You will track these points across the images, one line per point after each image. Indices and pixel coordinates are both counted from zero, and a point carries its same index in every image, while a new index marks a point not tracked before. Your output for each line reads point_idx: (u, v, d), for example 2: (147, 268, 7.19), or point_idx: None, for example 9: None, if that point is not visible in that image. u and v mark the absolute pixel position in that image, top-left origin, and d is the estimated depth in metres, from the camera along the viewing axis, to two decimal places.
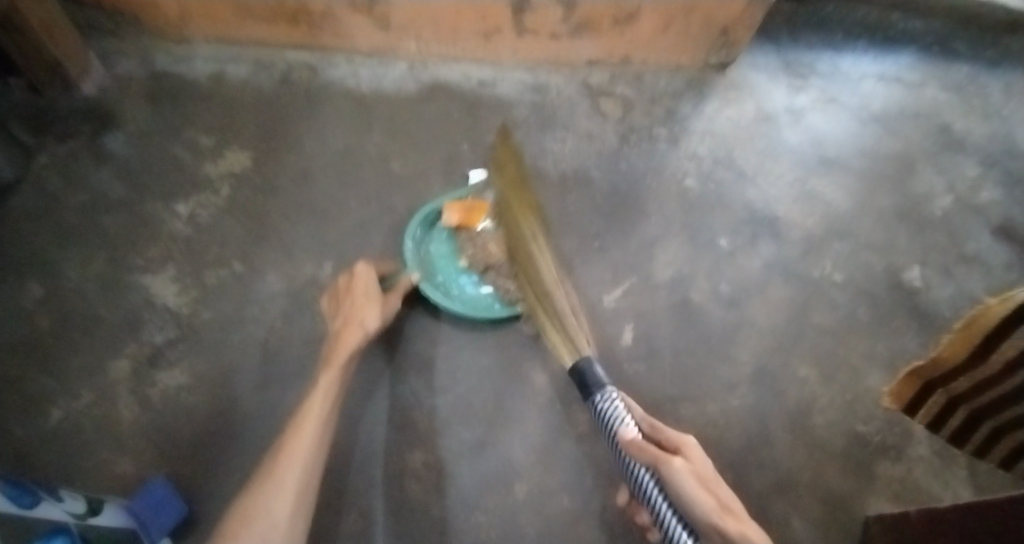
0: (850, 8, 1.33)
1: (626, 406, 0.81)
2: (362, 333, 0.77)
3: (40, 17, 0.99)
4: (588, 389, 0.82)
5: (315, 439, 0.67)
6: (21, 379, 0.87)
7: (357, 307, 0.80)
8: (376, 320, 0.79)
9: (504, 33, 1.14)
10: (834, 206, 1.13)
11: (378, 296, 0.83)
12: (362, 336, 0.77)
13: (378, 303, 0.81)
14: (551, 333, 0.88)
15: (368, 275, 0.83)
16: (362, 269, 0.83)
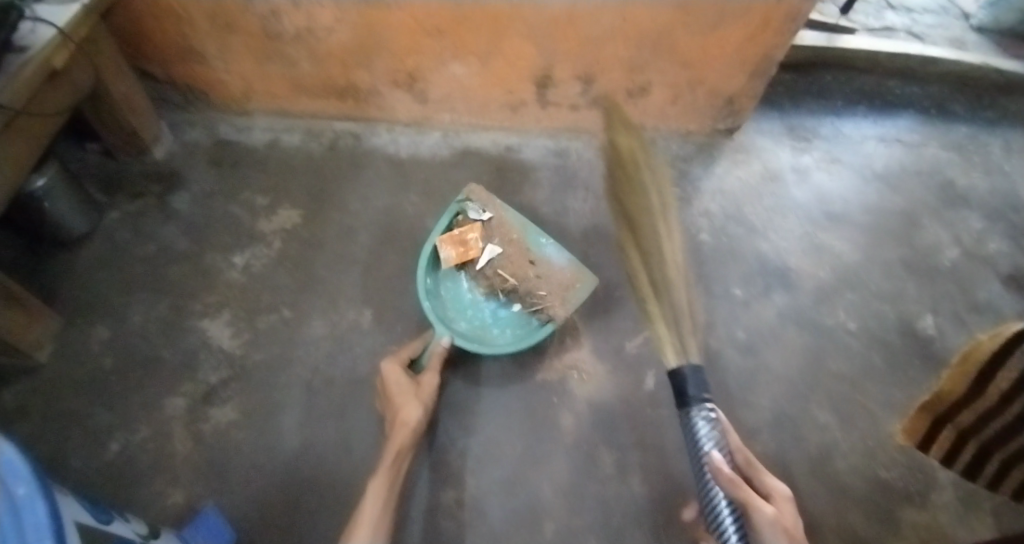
0: (848, 78, 1.44)
1: (721, 428, 0.75)
2: (405, 426, 0.84)
3: (123, 92, 1.11)
4: (684, 398, 0.75)
5: (371, 534, 0.72)
6: (89, 415, 0.97)
7: (396, 401, 0.87)
8: (415, 410, 0.86)
9: (528, 105, 1.26)
10: (844, 258, 1.19)
11: (410, 384, 0.89)
12: (405, 428, 0.84)
13: (414, 393, 0.88)
14: (659, 323, 0.85)
15: (396, 371, 0.90)
16: (389, 368, 0.90)
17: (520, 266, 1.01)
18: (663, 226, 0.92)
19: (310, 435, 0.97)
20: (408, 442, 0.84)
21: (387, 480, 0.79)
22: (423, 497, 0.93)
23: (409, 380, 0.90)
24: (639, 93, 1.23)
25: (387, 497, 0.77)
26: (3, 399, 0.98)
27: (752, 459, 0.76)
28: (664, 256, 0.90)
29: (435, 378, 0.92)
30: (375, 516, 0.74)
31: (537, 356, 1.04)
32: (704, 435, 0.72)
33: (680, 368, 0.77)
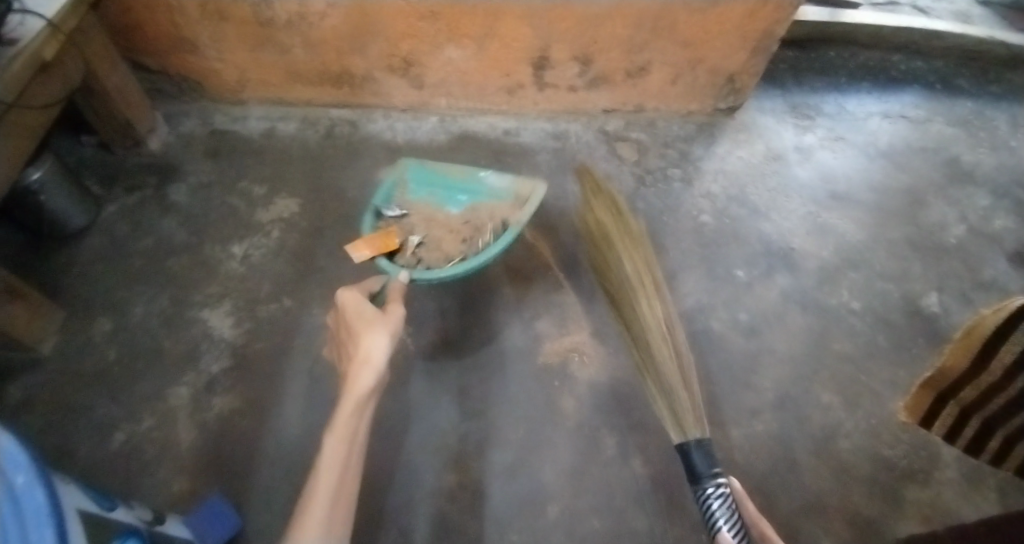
0: (851, 54, 1.42)
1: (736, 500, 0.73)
2: (368, 365, 0.72)
3: (116, 84, 1.10)
4: (696, 476, 0.75)
5: (329, 502, 0.62)
6: (93, 407, 0.98)
7: (360, 335, 0.75)
8: (382, 342, 0.74)
9: (526, 88, 1.24)
10: (847, 237, 1.18)
11: (375, 313, 0.78)
12: (367, 367, 0.72)
13: (380, 322, 0.76)
14: (658, 399, 0.86)
15: (355, 299, 0.79)
16: (348, 297, 0.80)
17: (450, 247, 0.96)
18: (643, 294, 0.90)
19: (313, 423, 0.97)
20: (373, 384, 0.72)
21: (348, 427, 0.68)
22: (426, 482, 0.93)
23: (373, 309, 0.78)
24: (637, 73, 1.21)
25: (347, 454, 0.67)
26: (6, 392, 0.99)
27: (767, 532, 0.70)
28: (646, 327, 0.89)
29: (402, 309, 0.81)
30: (333, 480, 0.64)
31: (537, 341, 1.04)
32: (718, 511, 0.71)
33: (685, 443, 0.78)
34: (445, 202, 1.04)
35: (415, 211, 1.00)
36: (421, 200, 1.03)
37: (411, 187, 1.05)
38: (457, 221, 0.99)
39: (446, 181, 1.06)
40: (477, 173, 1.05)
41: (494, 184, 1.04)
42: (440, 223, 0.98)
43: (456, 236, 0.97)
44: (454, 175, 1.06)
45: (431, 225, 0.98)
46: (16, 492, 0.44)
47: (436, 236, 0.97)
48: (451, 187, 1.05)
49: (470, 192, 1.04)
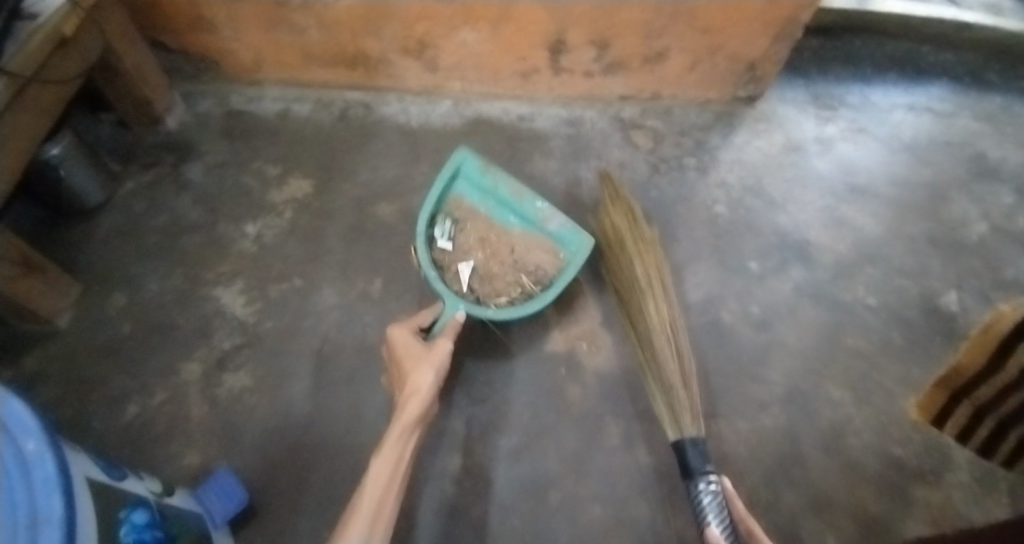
0: (878, 43, 1.37)
1: (727, 501, 0.77)
2: (416, 396, 0.80)
3: (134, 62, 1.11)
4: (690, 472, 0.80)
5: (369, 519, 0.65)
6: (108, 380, 1.00)
7: (409, 371, 0.83)
8: (427, 377, 0.81)
9: (541, 73, 1.23)
10: (866, 232, 1.16)
11: (422, 348, 0.85)
12: (414, 399, 0.79)
13: (426, 358, 0.83)
14: (657, 398, 0.89)
15: (405, 336, 0.86)
16: (399, 332, 0.87)
17: (500, 285, 0.99)
18: (650, 297, 0.92)
19: (321, 402, 0.98)
20: (418, 415, 0.79)
21: (393, 453, 0.74)
22: (430, 464, 0.94)
23: (421, 345, 0.85)
24: (655, 59, 1.19)
25: (391, 477, 0.71)
26: (24, 362, 1.01)
27: (754, 530, 0.73)
28: (651, 329, 0.91)
29: (450, 342, 0.86)
30: (376, 500, 0.68)
31: (546, 329, 1.04)
32: (707, 506, 0.76)
33: (682, 440, 0.83)
34: (499, 220, 1.02)
35: (471, 226, 1.02)
36: (477, 213, 1.02)
37: (466, 194, 1.03)
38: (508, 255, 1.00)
39: (503, 195, 1.01)
40: (534, 199, 1.00)
41: (549, 219, 1.00)
42: (493, 252, 1.01)
43: (506, 275, 0.99)
44: (511, 191, 1.01)
45: (485, 253, 1.01)
46: (27, 460, 0.45)
47: (488, 268, 1.00)
48: (507, 202, 1.02)
49: (523, 217, 1.01)
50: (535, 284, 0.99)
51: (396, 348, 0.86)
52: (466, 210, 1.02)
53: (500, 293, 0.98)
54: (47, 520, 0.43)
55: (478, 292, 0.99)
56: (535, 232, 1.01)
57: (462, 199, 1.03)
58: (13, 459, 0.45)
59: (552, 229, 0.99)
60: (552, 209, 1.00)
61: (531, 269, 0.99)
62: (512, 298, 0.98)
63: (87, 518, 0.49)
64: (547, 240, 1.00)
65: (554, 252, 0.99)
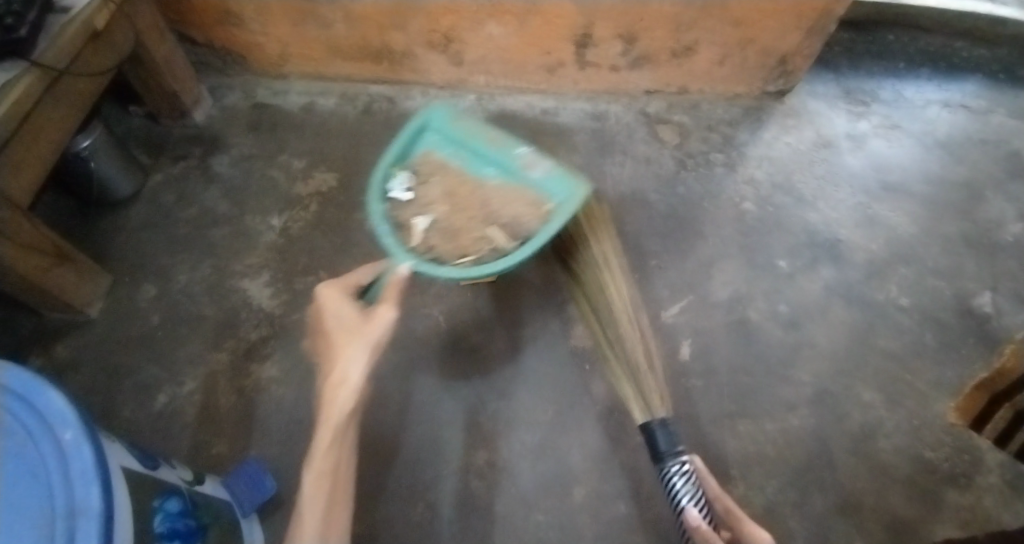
0: (911, 38, 1.34)
1: (699, 480, 0.76)
2: (344, 387, 0.64)
3: (164, 55, 1.11)
4: (659, 454, 0.78)
5: None
6: (138, 369, 1.02)
7: (333, 349, 0.66)
8: (357, 362, 0.65)
9: (567, 66, 1.22)
10: (898, 230, 1.13)
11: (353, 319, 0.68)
12: (342, 391, 0.64)
13: (356, 334, 0.66)
14: (623, 383, 0.91)
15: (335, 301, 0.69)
16: (327, 296, 0.70)
17: (466, 244, 0.78)
18: (607, 273, 0.93)
19: None
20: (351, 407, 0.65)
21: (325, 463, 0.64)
22: (455, 458, 0.94)
23: (354, 314, 0.68)
24: (683, 53, 1.17)
25: (331, 492, 0.64)
26: (57, 350, 1.03)
27: (730, 507, 0.73)
28: (612, 306, 0.93)
29: (390, 312, 0.67)
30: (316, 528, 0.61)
31: (570, 325, 1.03)
32: (681, 490, 0.74)
33: (650, 423, 0.81)
34: (471, 171, 0.82)
35: (436, 179, 0.81)
36: (445, 167, 0.82)
37: (437, 147, 0.84)
38: (480, 211, 0.79)
39: (477, 143, 0.82)
40: (513, 143, 0.81)
41: (531, 165, 0.80)
42: (461, 207, 0.80)
43: (476, 231, 0.78)
44: (486, 137, 0.82)
45: (450, 208, 0.80)
46: (65, 450, 0.46)
47: (455, 224, 0.79)
48: (481, 151, 0.82)
49: (501, 164, 0.81)
50: (511, 242, 0.77)
51: (324, 314, 0.69)
52: (435, 161, 0.83)
53: (467, 253, 0.77)
54: (85, 512, 0.43)
55: (439, 253, 0.78)
56: (515, 183, 0.80)
57: (428, 154, 0.83)
58: (53, 450, 0.46)
59: (535, 177, 0.79)
60: (533, 154, 0.80)
61: (506, 224, 0.78)
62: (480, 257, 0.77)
63: (123, 509, 0.50)
64: (527, 191, 0.79)
65: (540, 204, 0.78)
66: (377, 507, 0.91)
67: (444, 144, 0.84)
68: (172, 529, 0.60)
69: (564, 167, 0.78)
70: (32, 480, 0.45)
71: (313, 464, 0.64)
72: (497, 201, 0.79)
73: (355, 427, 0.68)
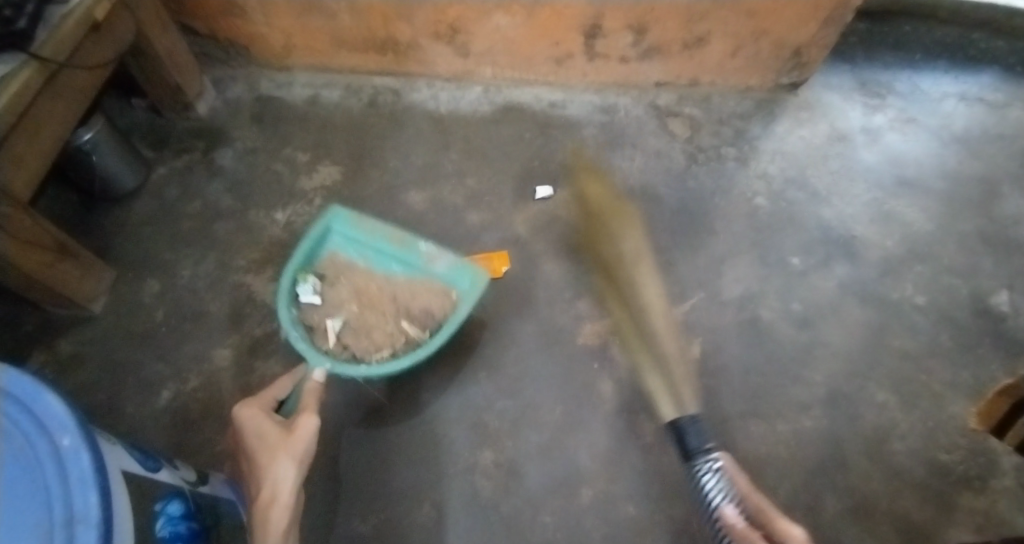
0: (928, 29, 1.30)
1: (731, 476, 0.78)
2: (277, 504, 0.63)
3: (166, 47, 1.10)
4: (689, 453, 0.81)
5: None
6: (142, 365, 1.01)
7: (264, 465, 0.66)
8: (288, 471, 0.65)
9: (575, 58, 1.19)
10: (914, 227, 1.10)
11: (274, 436, 0.69)
12: (277, 506, 0.63)
13: (279, 449, 0.67)
14: (651, 377, 0.94)
15: (256, 422, 0.70)
16: (246, 418, 0.70)
17: (379, 338, 0.93)
18: (636, 268, 1.06)
19: (350, 392, 0.98)
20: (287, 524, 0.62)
21: None
22: (461, 457, 0.93)
23: (278, 429, 0.70)
24: (695, 44, 1.14)
25: None
26: (61, 346, 1.02)
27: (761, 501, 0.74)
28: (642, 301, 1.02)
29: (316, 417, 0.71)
30: None
31: (577, 322, 1.02)
32: (713, 488, 0.78)
33: (680, 420, 0.84)
34: (378, 270, 0.99)
35: (342, 280, 0.97)
36: (352, 267, 0.99)
37: (341, 248, 1.00)
38: (389, 305, 0.96)
39: (381, 244, 0.99)
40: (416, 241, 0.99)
41: (434, 260, 0.97)
42: (371, 303, 0.96)
43: (387, 327, 0.94)
44: (389, 240, 0.99)
45: (361, 305, 0.96)
46: (63, 455, 0.45)
47: (365, 321, 0.95)
48: (385, 250, 0.99)
49: (405, 262, 0.99)
50: (420, 330, 0.94)
51: (245, 439, 0.69)
52: (341, 263, 0.99)
53: (380, 346, 0.93)
54: (83, 518, 0.42)
55: (354, 350, 0.93)
56: (418, 276, 0.98)
57: (335, 256, 0.99)
58: (50, 454, 0.45)
59: (439, 271, 0.97)
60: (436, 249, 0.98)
61: (416, 314, 0.95)
62: (394, 350, 0.93)
63: (123, 514, 0.49)
64: (431, 283, 0.97)
65: (444, 293, 0.95)
66: (382, 507, 0.90)
67: (349, 247, 1.00)
68: (174, 532, 0.59)
69: (463, 260, 0.96)
70: (27, 487, 0.44)
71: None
72: (404, 294, 0.96)
73: None
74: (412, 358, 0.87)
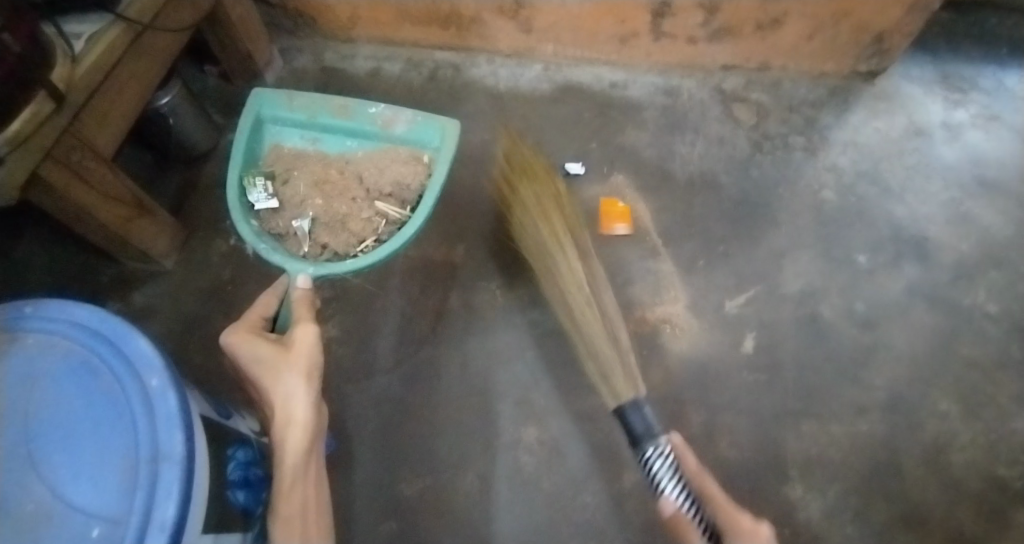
0: (1019, 21, 1.20)
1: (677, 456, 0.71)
2: (293, 425, 0.62)
3: (238, 15, 1.12)
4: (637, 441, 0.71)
5: None
6: (207, 320, 1.06)
7: (271, 386, 0.64)
8: (300, 389, 0.64)
9: (641, 37, 1.16)
10: (993, 231, 1.04)
11: (270, 354, 0.66)
12: (293, 426, 0.62)
13: (282, 365, 0.65)
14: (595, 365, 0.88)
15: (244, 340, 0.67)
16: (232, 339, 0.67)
17: (359, 223, 0.95)
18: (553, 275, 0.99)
19: (401, 359, 1.00)
20: (307, 443, 0.62)
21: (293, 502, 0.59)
22: (506, 432, 0.94)
23: (273, 346, 0.67)
24: (770, 26, 1.09)
25: (306, 526, 0.59)
26: (133, 298, 1.08)
27: (708, 484, 0.69)
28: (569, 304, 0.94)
29: (313, 329, 0.69)
30: None
31: (627, 307, 1.01)
32: (659, 471, 0.67)
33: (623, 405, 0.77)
34: (336, 151, 1.03)
35: (297, 172, 0.99)
36: (306, 152, 1.02)
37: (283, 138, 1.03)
38: (357, 185, 0.98)
39: (329, 122, 1.02)
40: (365, 110, 1.01)
41: (391, 124, 1.01)
42: (341, 186, 0.98)
43: (363, 212, 0.96)
44: (338, 114, 1.02)
45: (327, 194, 0.98)
46: (151, 394, 0.48)
47: (334, 208, 0.96)
48: (339, 127, 1.03)
49: (360, 135, 1.03)
50: (400, 207, 0.98)
51: (241, 364, 0.66)
52: (285, 152, 1.01)
53: (363, 236, 0.95)
54: (167, 456, 0.45)
55: (335, 246, 0.95)
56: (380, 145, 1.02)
57: (278, 149, 1.01)
58: (139, 393, 0.48)
59: (399, 133, 1.01)
60: (388, 112, 1.01)
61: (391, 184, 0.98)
62: (379, 236, 0.95)
63: (202, 451, 0.52)
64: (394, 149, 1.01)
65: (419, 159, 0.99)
66: (426, 473, 0.93)
67: (291, 136, 1.03)
68: (243, 477, 0.63)
69: (421, 117, 1.00)
70: (115, 424, 0.47)
71: (279, 509, 0.58)
72: (371, 171, 0.98)
73: (314, 466, 0.64)
74: (406, 234, 0.90)
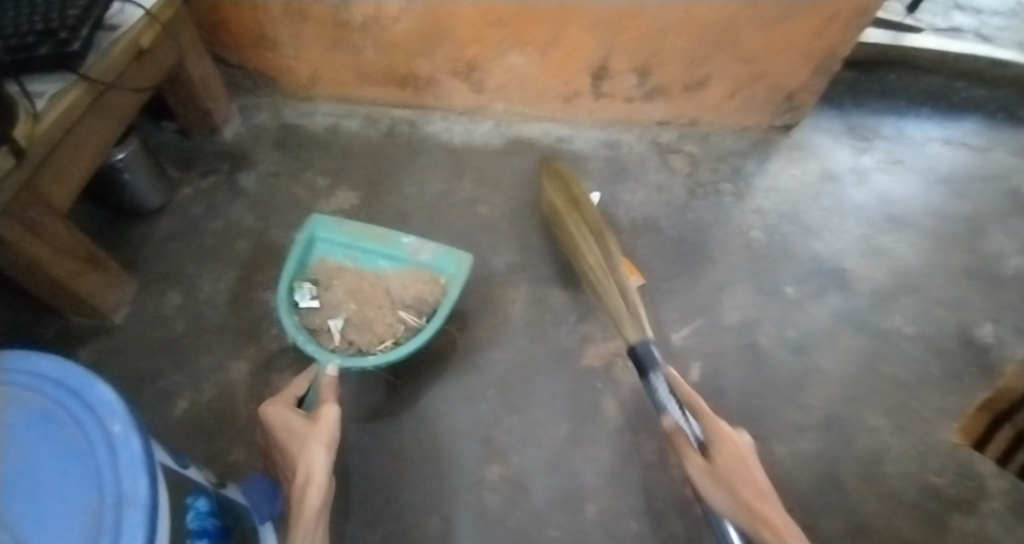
0: (912, 77, 1.37)
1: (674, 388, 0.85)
2: (312, 484, 0.66)
3: (200, 75, 1.17)
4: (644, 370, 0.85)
5: None
6: (160, 375, 1.04)
7: (297, 453, 0.70)
8: (320, 455, 0.69)
9: (583, 96, 1.27)
10: (902, 261, 1.16)
11: (303, 426, 0.73)
12: (311, 486, 0.66)
13: (311, 435, 0.71)
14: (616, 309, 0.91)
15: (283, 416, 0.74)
16: (274, 412, 0.75)
17: (384, 329, 0.99)
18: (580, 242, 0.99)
19: (364, 404, 1.01)
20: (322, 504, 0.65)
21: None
22: (470, 471, 0.96)
23: (303, 419, 0.74)
24: (695, 86, 1.22)
25: None
26: (80, 354, 1.06)
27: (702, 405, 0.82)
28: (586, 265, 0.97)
29: (336, 408, 0.76)
30: None
31: (583, 343, 1.06)
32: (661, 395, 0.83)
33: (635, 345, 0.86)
34: (370, 269, 1.05)
35: (337, 282, 1.02)
36: (343, 268, 1.04)
37: (327, 253, 1.05)
38: (385, 298, 1.01)
39: (367, 245, 1.05)
40: (400, 239, 1.05)
41: (419, 250, 1.04)
42: (368, 298, 1.01)
43: (387, 317, 0.99)
44: (375, 239, 1.05)
45: (359, 302, 1.01)
46: (115, 440, 0.49)
47: (364, 316, 1.00)
48: (373, 249, 1.05)
49: (393, 257, 1.05)
50: (418, 317, 1.00)
51: (274, 432, 0.74)
52: (331, 266, 1.04)
53: (384, 337, 0.98)
54: (132, 501, 0.45)
55: (361, 344, 0.98)
56: (407, 268, 1.04)
57: (324, 263, 1.04)
58: (103, 440, 0.49)
59: (424, 259, 1.03)
60: (419, 241, 1.04)
61: (411, 301, 1.00)
62: (397, 339, 0.98)
63: (164, 496, 0.52)
64: (419, 272, 1.03)
65: (439, 284, 1.01)
66: (391, 518, 0.92)
67: (335, 252, 1.05)
68: (202, 527, 0.63)
69: (445, 248, 1.03)
70: (79, 472, 0.48)
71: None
72: (397, 288, 1.01)
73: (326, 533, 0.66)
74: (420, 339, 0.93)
